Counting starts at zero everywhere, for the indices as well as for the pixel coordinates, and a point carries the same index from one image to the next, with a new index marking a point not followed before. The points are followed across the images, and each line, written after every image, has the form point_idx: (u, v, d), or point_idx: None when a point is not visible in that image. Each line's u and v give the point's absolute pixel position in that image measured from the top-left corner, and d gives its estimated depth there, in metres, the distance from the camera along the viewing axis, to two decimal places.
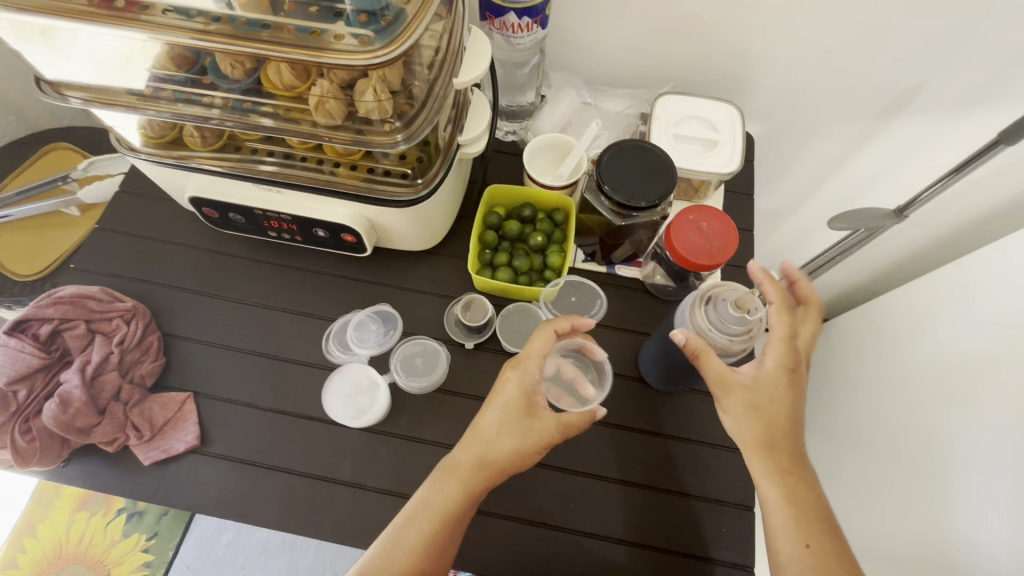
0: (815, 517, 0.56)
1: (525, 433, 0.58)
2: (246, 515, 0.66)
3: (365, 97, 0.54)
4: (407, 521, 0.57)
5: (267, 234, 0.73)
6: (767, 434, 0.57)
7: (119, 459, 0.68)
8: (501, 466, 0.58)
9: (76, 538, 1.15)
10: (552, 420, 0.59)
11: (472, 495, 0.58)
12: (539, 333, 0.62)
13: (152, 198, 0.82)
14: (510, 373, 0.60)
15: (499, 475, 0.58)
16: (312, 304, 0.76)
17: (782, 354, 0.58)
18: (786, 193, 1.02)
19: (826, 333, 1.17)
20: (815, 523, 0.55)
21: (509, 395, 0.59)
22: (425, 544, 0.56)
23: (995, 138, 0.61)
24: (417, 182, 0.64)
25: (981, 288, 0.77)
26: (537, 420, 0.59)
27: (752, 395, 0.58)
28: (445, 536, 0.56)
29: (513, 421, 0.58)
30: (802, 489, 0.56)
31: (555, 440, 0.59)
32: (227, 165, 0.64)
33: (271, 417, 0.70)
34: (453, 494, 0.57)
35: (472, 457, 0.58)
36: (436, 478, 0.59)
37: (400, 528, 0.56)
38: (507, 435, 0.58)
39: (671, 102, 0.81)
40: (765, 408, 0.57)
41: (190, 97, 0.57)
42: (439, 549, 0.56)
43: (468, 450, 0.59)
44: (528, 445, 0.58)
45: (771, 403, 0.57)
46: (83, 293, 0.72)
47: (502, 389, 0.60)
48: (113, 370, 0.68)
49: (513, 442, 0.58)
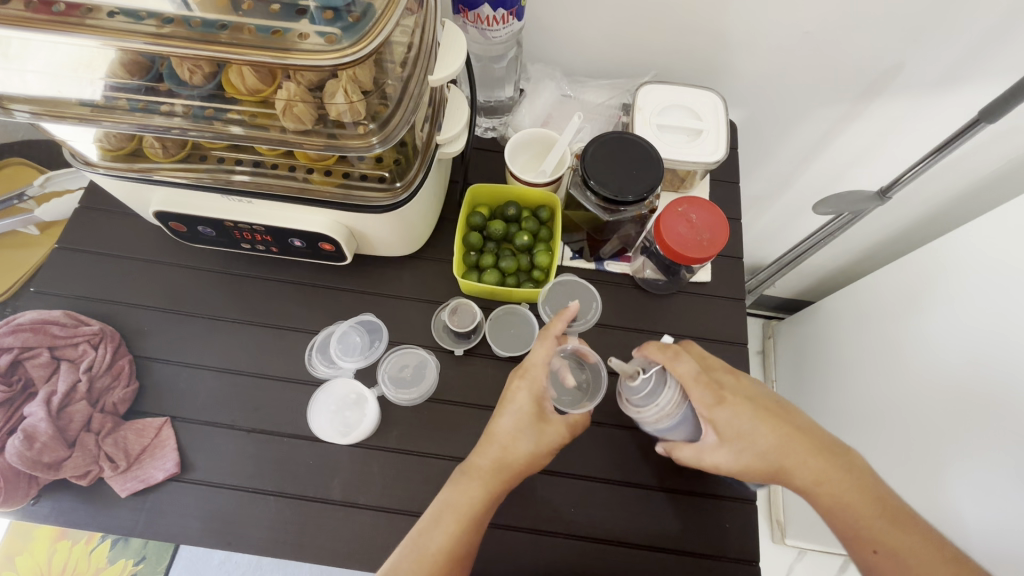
0: (880, 518, 0.54)
1: (541, 434, 0.58)
2: (234, 542, 0.63)
3: (335, 99, 0.51)
4: (432, 524, 0.55)
5: (241, 247, 0.70)
6: (781, 472, 0.56)
7: (94, 493, 0.64)
8: (519, 468, 0.57)
9: (58, 568, 1.10)
10: (562, 420, 0.59)
11: (492, 496, 0.56)
12: (543, 337, 0.61)
13: (116, 213, 0.78)
14: (520, 381, 0.59)
15: (518, 475, 0.58)
16: (292, 316, 0.73)
17: (701, 388, 0.58)
18: (771, 176, 1.02)
19: (814, 316, 1.17)
20: (881, 523, 0.54)
21: (521, 402, 0.58)
22: (455, 546, 0.54)
23: (976, 117, 0.61)
24: (397, 185, 0.61)
25: (962, 266, 0.78)
26: (549, 421, 0.59)
27: (733, 448, 0.57)
28: (469, 539, 0.55)
29: (527, 426, 0.58)
30: (851, 493, 0.55)
31: (566, 440, 0.60)
32: (192, 177, 0.60)
33: (254, 438, 0.67)
34: (476, 496, 0.56)
35: (487, 462, 0.57)
36: (454, 484, 0.57)
37: (425, 531, 0.54)
38: (523, 438, 0.57)
39: (653, 92, 0.79)
40: (755, 461, 0.56)
41: (147, 106, 0.53)
42: (467, 549, 0.54)
43: (486, 454, 0.57)
44: (543, 448, 0.58)
45: (750, 445, 0.56)
46: (45, 318, 0.68)
47: (512, 396, 0.59)
48: (82, 400, 0.65)
49: (531, 446, 0.57)
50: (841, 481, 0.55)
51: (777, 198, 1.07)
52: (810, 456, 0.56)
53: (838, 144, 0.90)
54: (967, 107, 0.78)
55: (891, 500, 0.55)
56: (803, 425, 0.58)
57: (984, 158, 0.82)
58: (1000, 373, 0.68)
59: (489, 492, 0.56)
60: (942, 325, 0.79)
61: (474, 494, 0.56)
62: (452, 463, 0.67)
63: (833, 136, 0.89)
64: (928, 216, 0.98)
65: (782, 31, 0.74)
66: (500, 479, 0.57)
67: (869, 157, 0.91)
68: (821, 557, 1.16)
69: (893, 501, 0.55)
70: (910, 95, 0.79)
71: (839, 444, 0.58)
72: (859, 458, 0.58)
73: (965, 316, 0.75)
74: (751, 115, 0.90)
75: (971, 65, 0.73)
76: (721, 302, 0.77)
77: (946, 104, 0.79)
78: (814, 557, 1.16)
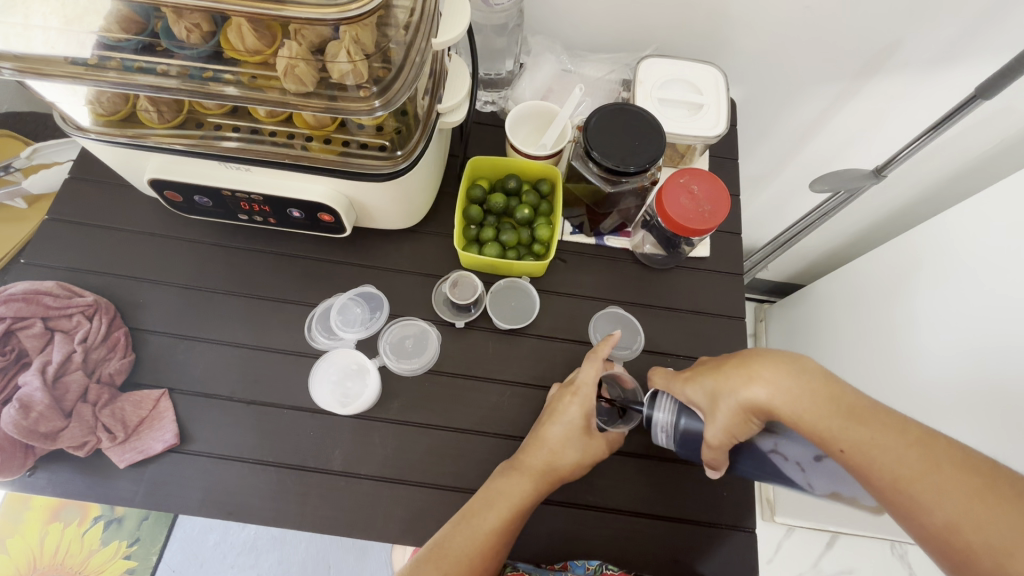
0: (837, 417, 0.48)
1: (586, 447, 0.61)
2: (236, 512, 0.63)
3: (337, 59, 0.50)
4: (486, 507, 0.57)
5: (238, 218, 0.69)
6: (738, 406, 0.52)
7: (93, 464, 0.64)
8: (565, 474, 0.60)
9: (51, 550, 1.09)
10: (603, 437, 0.63)
11: (540, 496, 0.59)
12: (591, 358, 0.63)
13: (108, 183, 0.76)
14: (571, 397, 0.62)
15: (561, 481, 0.61)
16: (291, 289, 0.72)
17: (674, 379, 0.60)
18: (769, 154, 1.02)
19: (807, 296, 1.19)
20: (838, 422, 0.48)
21: (572, 415, 0.61)
22: (502, 532, 0.56)
23: (972, 93, 0.61)
24: (397, 154, 0.60)
25: (956, 243, 0.79)
26: (595, 435, 0.62)
27: (710, 415, 0.54)
28: (514, 528, 0.57)
29: (575, 438, 0.60)
30: (803, 399, 0.49)
31: (604, 454, 0.63)
32: (185, 143, 0.59)
33: (252, 409, 0.66)
34: (525, 490, 0.58)
35: (536, 465, 0.59)
36: (506, 478, 0.59)
37: (477, 512, 0.57)
38: (570, 449, 0.60)
39: (654, 66, 0.79)
40: (721, 409, 0.53)
41: (143, 66, 0.52)
42: (511, 535, 0.57)
43: (537, 456, 0.60)
44: (587, 459, 0.61)
45: (713, 397, 0.54)
46: (38, 288, 0.67)
47: (563, 409, 0.62)
48: (78, 370, 0.64)
49: (577, 457, 0.60)
50: (791, 390, 0.50)
51: (773, 178, 1.08)
52: (755, 376, 0.51)
53: (836, 123, 0.90)
54: (965, 84, 0.78)
55: (846, 394, 0.49)
56: (750, 353, 0.53)
57: (980, 137, 0.83)
58: (993, 347, 0.69)
59: (536, 493, 0.59)
60: (936, 302, 0.80)
61: (525, 491, 0.58)
62: (453, 434, 0.67)
63: (831, 115, 0.90)
64: (921, 195, 0.98)
65: (784, 5, 0.73)
66: (548, 483, 0.60)
67: (866, 135, 0.91)
68: (810, 533, 1.18)
69: (849, 396, 0.49)
70: (910, 72, 0.79)
71: (780, 351, 0.52)
72: (810, 361, 0.51)
73: (960, 293, 0.75)
74: (750, 93, 0.89)
75: (970, 41, 0.73)
76: (719, 277, 0.77)
77: (944, 81, 0.79)
78: (803, 533, 1.18)
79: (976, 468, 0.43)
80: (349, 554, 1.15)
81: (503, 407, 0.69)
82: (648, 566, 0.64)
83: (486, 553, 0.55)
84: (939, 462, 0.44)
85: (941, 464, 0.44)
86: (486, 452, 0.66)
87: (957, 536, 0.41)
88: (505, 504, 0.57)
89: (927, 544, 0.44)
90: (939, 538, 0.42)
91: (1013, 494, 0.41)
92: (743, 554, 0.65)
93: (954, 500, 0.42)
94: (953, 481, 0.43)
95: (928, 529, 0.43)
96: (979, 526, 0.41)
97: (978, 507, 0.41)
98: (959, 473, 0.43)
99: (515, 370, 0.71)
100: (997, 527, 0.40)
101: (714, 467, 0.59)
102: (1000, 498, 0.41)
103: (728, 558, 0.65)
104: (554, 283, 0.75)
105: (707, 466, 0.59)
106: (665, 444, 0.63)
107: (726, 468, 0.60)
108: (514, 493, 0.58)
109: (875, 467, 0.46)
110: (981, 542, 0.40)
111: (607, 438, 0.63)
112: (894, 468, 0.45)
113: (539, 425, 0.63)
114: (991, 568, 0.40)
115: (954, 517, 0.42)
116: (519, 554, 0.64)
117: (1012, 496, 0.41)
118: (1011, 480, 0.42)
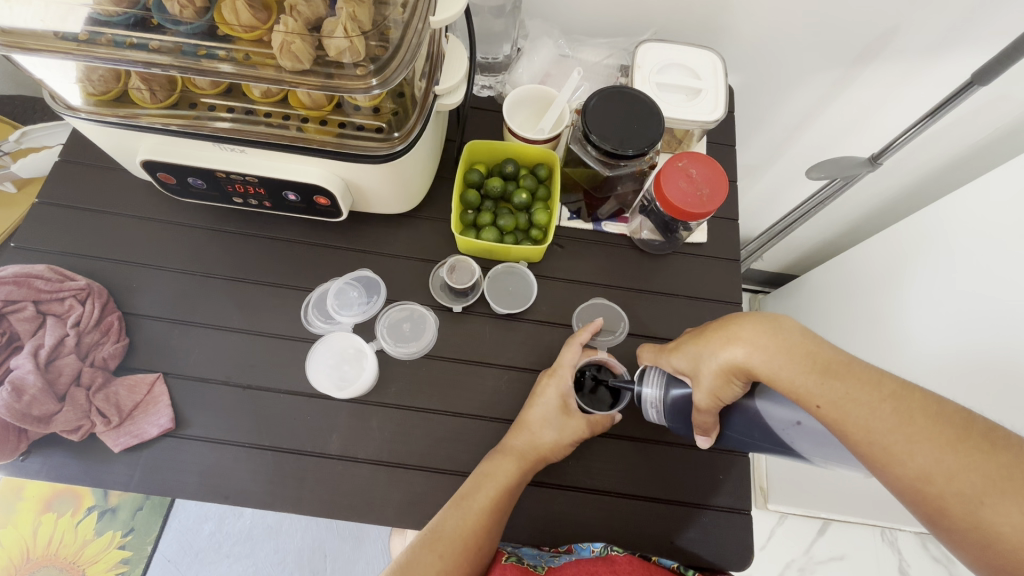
0: (812, 373, 0.48)
1: (562, 427, 0.61)
2: (232, 496, 0.63)
3: (334, 36, 0.50)
4: (476, 487, 0.57)
5: (233, 201, 0.68)
6: (718, 369, 0.52)
7: (86, 449, 0.63)
8: (544, 455, 0.61)
9: (44, 540, 1.07)
10: (583, 417, 0.63)
11: (524, 475, 0.60)
12: (569, 342, 0.65)
13: (98, 166, 0.75)
14: (548, 379, 0.64)
15: (542, 463, 0.61)
16: (286, 273, 0.72)
17: (666, 353, 0.60)
18: (765, 143, 1.02)
19: (803, 283, 1.19)
20: (814, 378, 0.47)
21: (548, 397, 0.63)
22: (492, 512, 0.56)
23: (970, 78, 0.60)
24: (394, 135, 0.59)
25: (951, 230, 0.79)
26: (574, 416, 0.63)
27: (699, 381, 0.54)
28: (503, 507, 0.57)
29: (552, 417, 0.61)
30: (781, 358, 0.49)
31: (586, 436, 0.63)
32: (179, 123, 0.58)
33: (248, 393, 0.66)
34: (509, 470, 0.59)
35: (517, 446, 0.61)
36: (490, 459, 0.60)
37: (468, 492, 0.57)
38: (548, 428, 0.61)
39: (651, 50, 0.78)
40: (704, 373, 0.54)
41: (135, 42, 0.50)
42: (501, 514, 0.57)
43: (516, 437, 0.61)
44: (566, 439, 0.62)
45: (698, 361, 0.54)
46: (28, 272, 0.66)
47: (541, 391, 0.64)
48: (71, 354, 0.63)
49: (554, 436, 0.61)
50: (768, 349, 0.49)
51: (770, 166, 1.08)
52: (734, 337, 0.51)
53: (833, 109, 0.90)
54: (961, 71, 0.78)
55: (822, 351, 0.49)
56: (732, 316, 0.53)
57: (974, 125, 0.83)
58: (984, 332, 0.70)
59: (521, 472, 0.59)
60: (926, 290, 0.80)
61: (508, 470, 0.59)
62: (451, 418, 0.67)
63: (827, 103, 0.90)
64: (916, 183, 0.99)
65: None
66: (531, 464, 0.61)
67: (862, 123, 0.91)
68: (801, 521, 1.20)
69: (825, 352, 0.48)
70: (906, 59, 0.79)
71: (758, 312, 0.52)
72: (789, 320, 0.51)
73: (952, 279, 0.76)
74: (748, 80, 0.89)
75: (969, 28, 0.73)
76: (716, 262, 0.78)
77: (940, 69, 0.79)
78: (795, 520, 1.20)
79: (950, 420, 0.42)
80: (345, 543, 1.15)
81: (501, 391, 0.69)
82: (647, 548, 0.65)
83: (479, 532, 0.55)
84: (912, 413, 0.43)
85: (914, 417, 0.43)
86: (484, 436, 0.66)
87: (929, 487, 0.41)
88: (494, 484, 0.58)
89: (902, 495, 0.43)
90: (913, 488, 0.42)
91: (986, 444, 0.40)
92: (738, 536, 0.66)
93: (926, 451, 0.41)
94: (926, 432, 0.42)
95: (902, 481, 0.42)
96: (950, 476, 0.40)
97: (950, 457, 0.41)
98: (932, 425, 0.42)
99: (511, 355, 0.70)
100: (969, 478, 0.39)
101: (704, 434, 0.59)
102: (973, 449, 0.40)
103: (725, 540, 0.66)
104: (551, 268, 0.75)
105: (697, 434, 0.59)
106: (658, 420, 0.64)
107: (716, 436, 0.60)
108: (500, 473, 0.58)
109: (849, 422, 0.45)
110: (952, 491, 0.40)
111: (589, 419, 0.63)
112: (867, 421, 0.44)
113: (522, 409, 0.65)
114: (962, 516, 0.39)
115: (927, 468, 0.41)
116: (517, 538, 0.64)
117: (985, 447, 0.40)
118: (986, 430, 0.41)
